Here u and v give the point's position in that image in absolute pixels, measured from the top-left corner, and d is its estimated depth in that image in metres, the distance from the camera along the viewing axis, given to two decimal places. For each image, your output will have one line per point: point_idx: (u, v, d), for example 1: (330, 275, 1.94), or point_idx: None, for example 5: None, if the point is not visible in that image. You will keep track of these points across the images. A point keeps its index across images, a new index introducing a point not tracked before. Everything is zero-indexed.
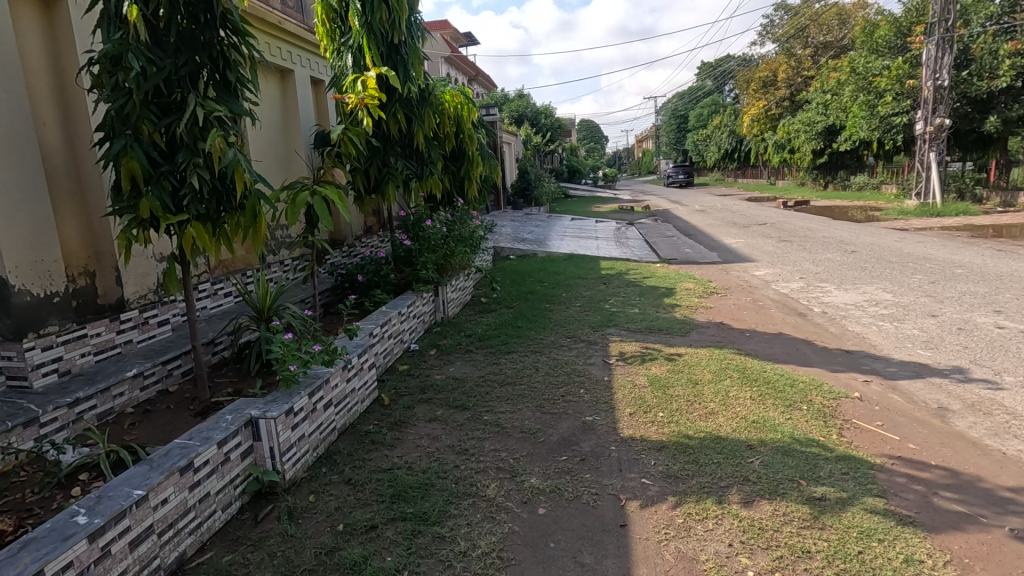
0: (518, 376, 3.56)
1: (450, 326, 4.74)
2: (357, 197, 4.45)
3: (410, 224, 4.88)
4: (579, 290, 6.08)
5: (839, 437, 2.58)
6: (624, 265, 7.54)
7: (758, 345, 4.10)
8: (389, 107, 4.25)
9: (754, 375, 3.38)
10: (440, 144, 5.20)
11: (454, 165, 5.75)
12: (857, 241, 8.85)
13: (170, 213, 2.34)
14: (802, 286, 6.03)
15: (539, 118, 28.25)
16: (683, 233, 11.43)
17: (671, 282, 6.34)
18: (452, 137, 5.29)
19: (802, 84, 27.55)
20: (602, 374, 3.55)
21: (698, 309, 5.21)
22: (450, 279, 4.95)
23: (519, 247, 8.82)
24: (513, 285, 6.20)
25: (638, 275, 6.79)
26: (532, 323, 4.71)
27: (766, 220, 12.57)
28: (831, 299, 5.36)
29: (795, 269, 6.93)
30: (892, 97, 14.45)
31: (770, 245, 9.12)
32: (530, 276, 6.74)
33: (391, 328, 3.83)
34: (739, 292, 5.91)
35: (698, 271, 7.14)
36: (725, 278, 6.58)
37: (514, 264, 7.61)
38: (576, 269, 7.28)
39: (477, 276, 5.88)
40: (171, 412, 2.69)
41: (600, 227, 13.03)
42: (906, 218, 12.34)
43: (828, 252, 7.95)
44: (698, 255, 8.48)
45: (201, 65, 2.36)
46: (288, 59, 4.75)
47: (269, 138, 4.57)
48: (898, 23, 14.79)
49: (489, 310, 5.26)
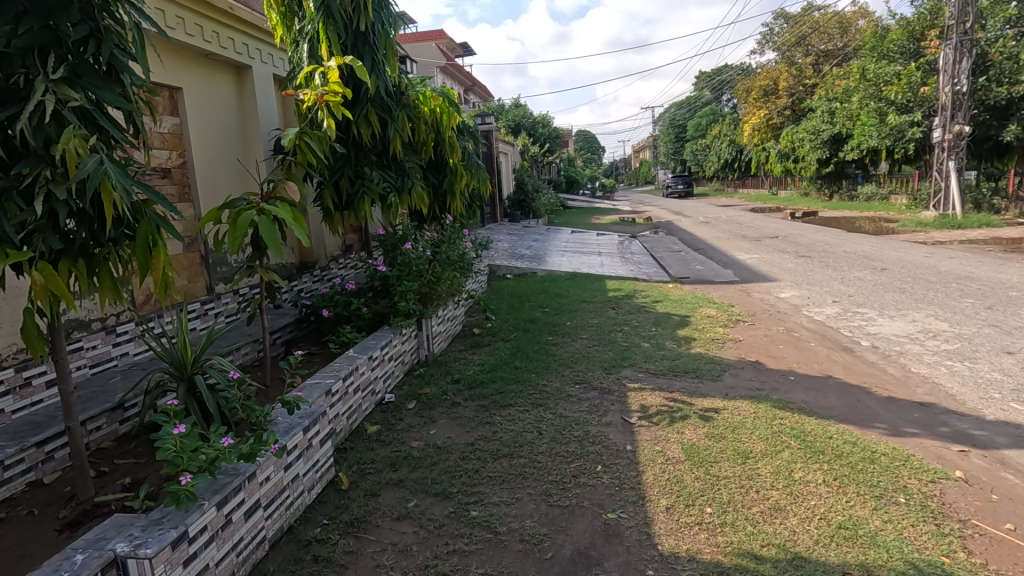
0: (517, 443, 2.80)
1: (435, 366, 4.01)
2: (326, 216, 3.76)
3: (389, 246, 4.13)
4: (586, 318, 5.32)
5: (967, 557, 1.84)
6: (633, 286, 6.80)
7: (809, 394, 3.35)
8: (359, 108, 3.58)
9: (819, 442, 2.63)
10: (420, 153, 4.56)
11: (436, 177, 5.12)
12: (883, 257, 8.15)
13: (8, 249, 1.61)
14: (839, 312, 5.30)
15: (536, 127, 27.70)
16: (691, 247, 10.74)
17: (689, 306, 5.59)
18: (434, 143, 4.66)
19: (804, 93, 27.11)
20: (622, 441, 2.79)
21: (726, 342, 4.46)
22: (436, 309, 4.25)
23: (516, 264, 8.08)
24: (510, 312, 5.46)
25: (650, 298, 6.05)
26: (534, 364, 3.96)
27: (778, 233, 11.90)
28: (878, 329, 4.63)
29: (825, 291, 6.21)
30: (905, 104, 13.85)
31: (789, 261, 8.40)
32: (529, 301, 5.99)
33: (357, 380, 3.08)
34: (768, 319, 5.17)
35: (716, 293, 6.41)
36: (748, 302, 5.85)
37: (512, 286, 6.86)
38: (581, 291, 6.53)
39: (468, 302, 5.16)
40: (34, 522, 1.93)
41: (602, 240, 12.32)
42: (925, 229, 11.67)
43: (856, 270, 7.24)
44: (712, 273, 7.78)
45: (58, 43, 1.74)
46: (245, 54, 4.01)
47: (220, 147, 3.84)
48: (909, 27, 14.23)
49: (482, 344, 4.52)
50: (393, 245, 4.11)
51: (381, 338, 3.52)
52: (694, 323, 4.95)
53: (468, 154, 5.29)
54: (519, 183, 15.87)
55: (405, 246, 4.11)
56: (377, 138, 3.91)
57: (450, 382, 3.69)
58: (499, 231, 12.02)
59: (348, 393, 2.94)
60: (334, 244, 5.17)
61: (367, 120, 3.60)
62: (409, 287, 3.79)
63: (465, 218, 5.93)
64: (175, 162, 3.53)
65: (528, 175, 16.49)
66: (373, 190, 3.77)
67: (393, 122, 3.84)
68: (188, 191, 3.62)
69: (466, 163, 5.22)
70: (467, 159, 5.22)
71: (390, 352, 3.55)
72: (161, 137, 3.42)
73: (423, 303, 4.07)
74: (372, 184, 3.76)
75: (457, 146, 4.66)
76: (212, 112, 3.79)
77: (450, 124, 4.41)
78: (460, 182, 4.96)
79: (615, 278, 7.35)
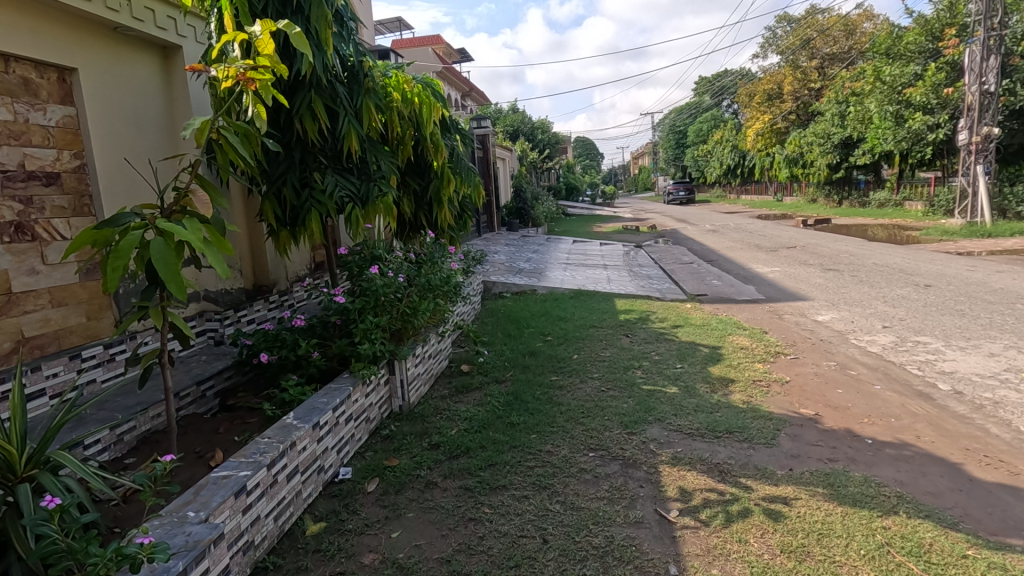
0: (511, 563, 1.96)
1: (410, 423, 3.17)
2: (271, 234, 3.50)
3: (354, 268, 3.33)
4: (596, 350, 4.49)
5: None
6: (647, 307, 5.99)
7: (902, 472, 2.52)
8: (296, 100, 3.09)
9: (953, 569, 1.82)
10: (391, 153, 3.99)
11: (420, 182, 4.49)
12: (921, 271, 7.32)
13: None
14: (895, 341, 4.48)
15: (535, 133, 27.01)
16: (703, 259, 9.94)
17: (716, 334, 4.78)
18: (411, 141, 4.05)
19: (810, 97, 26.42)
20: (664, 558, 1.96)
21: (770, 384, 3.65)
22: (414, 347, 3.45)
23: (514, 280, 7.26)
24: (507, 342, 4.65)
25: (668, 323, 5.24)
26: (536, 420, 3.13)
27: (795, 243, 11.10)
28: (953, 366, 3.81)
29: (870, 313, 5.39)
30: (927, 106, 13.07)
31: (816, 276, 7.57)
32: (529, 326, 5.17)
33: (293, 459, 2.25)
34: (813, 351, 4.35)
35: (742, 316, 5.59)
36: (784, 329, 5.02)
37: (508, 307, 6.04)
38: (586, 313, 5.72)
39: (456, 332, 4.34)
40: None
41: (606, 251, 11.52)
42: (953, 238, 10.87)
43: (897, 287, 6.42)
44: (732, 290, 6.97)
45: None
46: (171, 30, 3.21)
47: (135, 146, 3.05)
48: (927, 25, 13.51)
49: (471, 388, 3.70)
50: (360, 264, 3.35)
51: (336, 391, 2.70)
52: (727, 358, 4.14)
53: (460, 154, 4.56)
54: (516, 190, 15.08)
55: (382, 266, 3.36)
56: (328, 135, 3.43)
57: (426, 450, 2.86)
58: (495, 243, 11.21)
59: (277, 481, 2.12)
60: (297, 262, 4.40)
61: (309, 114, 3.12)
62: (378, 321, 3.01)
63: (461, 229, 5.23)
64: (68, 164, 2.72)
65: (527, 181, 15.73)
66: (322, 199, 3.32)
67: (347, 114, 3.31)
68: (87, 202, 2.81)
69: (461, 164, 4.51)
70: (463, 160, 4.52)
71: (348, 410, 2.73)
72: (43, 133, 2.61)
73: (396, 338, 3.30)
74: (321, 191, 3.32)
75: (441, 144, 4.02)
76: (123, 102, 3.00)
77: (429, 118, 3.78)
78: (448, 188, 4.28)
79: (624, 297, 6.54)
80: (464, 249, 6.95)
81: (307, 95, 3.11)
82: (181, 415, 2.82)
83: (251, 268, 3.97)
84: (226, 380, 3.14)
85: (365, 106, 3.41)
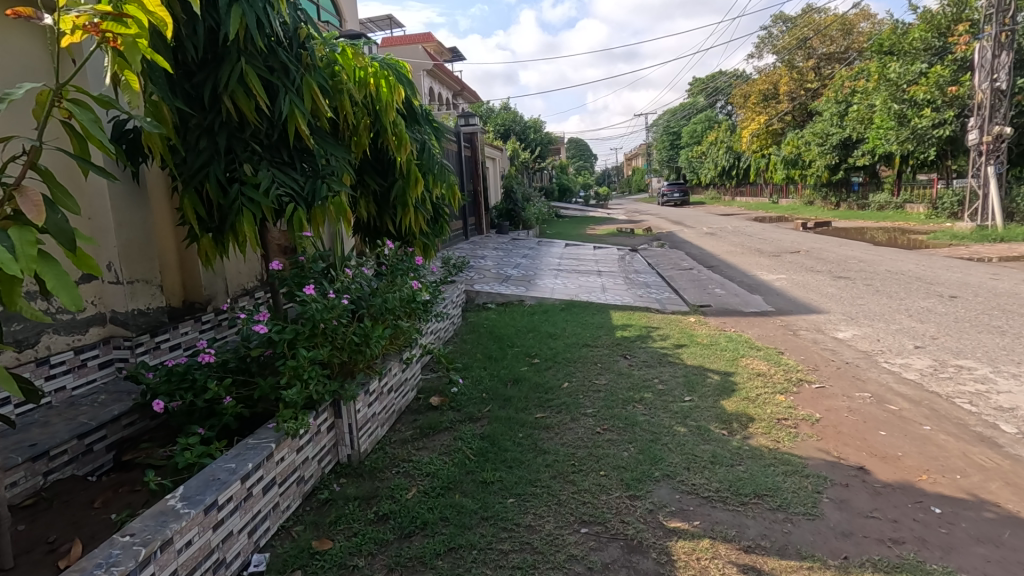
0: None
1: (356, 482, 2.55)
2: (194, 238, 2.95)
3: (290, 282, 2.69)
4: (590, 377, 3.87)
5: None
6: (647, 322, 5.38)
7: (993, 560, 1.92)
8: (221, 75, 2.57)
9: None
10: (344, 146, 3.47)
11: (383, 180, 3.98)
12: (941, 279, 6.76)
13: None
14: (933, 365, 3.89)
15: (527, 133, 26.39)
16: (702, 265, 9.36)
17: (727, 356, 4.17)
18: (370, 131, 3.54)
19: (807, 98, 26.02)
20: None
21: (798, 424, 3.04)
22: (367, 381, 2.82)
23: (499, 289, 6.63)
24: (485, 367, 4.03)
25: (672, 342, 4.63)
26: (516, 477, 2.52)
27: (798, 247, 10.56)
28: (1011, 400, 3.22)
29: (896, 329, 4.80)
30: (934, 105, 12.57)
31: (827, 285, 6.99)
32: (514, 347, 4.54)
33: (167, 565, 1.61)
34: (840, 378, 3.76)
35: (752, 333, 4.99)
36: (803, 350, 4.42)
37: (492, 322, 5.41)
38: (578, 329, 5.10)
39: (426, 358, 3.71)
40: None
41: (600, 255, 10.91)
42: (963, 242, 10.38)
43: (919, 297, 5.86)
44: (738, 301, 6.39)
45: None
46: None
47: None
48: (932, 21, 13.02)
49: (439, 429, 3.08)
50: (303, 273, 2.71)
51: (250, 452, 2.07)
52: (742, 388, 3.52)
53: (431, 150, 4.03)
54: (506, 191, 14.44)
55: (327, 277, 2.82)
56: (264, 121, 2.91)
57: (371, 524, 2.23)
58: (483, 247, 10.56)
59: None
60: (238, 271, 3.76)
61: (239, 93, 2.59)
62: (315, 353, 2.38)
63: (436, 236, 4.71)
64: None
65: (518, 182, 15.10)
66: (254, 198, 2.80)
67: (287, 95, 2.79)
68: None
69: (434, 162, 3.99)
70: (436, 158, 4.01)
71: (268, 475, 2.11)
72: None
73: (340, 370, 2.68)
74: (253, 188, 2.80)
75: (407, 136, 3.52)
76: None
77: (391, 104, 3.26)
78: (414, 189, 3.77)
79: (622, 310, 5.92)
80: (444, 256, 6.32)
81: (235, 69, 2.57)
82: (53, 478, 2.18)
83: (179, 282, 3.33)
84: (126, 428, 2.50)
85: (310, 84, 2.84)
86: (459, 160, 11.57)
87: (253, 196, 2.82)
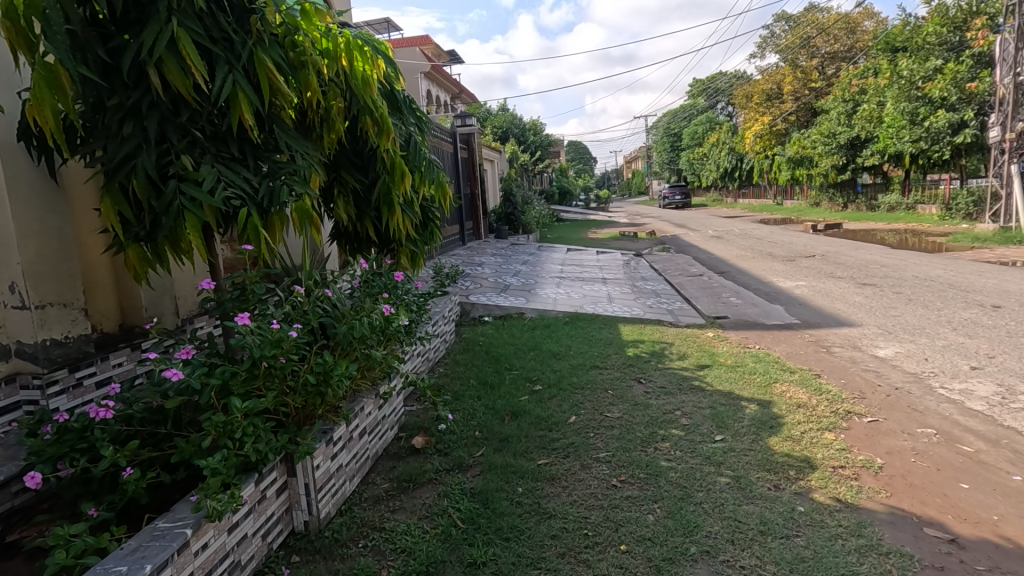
0: None
1: (312, 562, 2.01)
2: (119, 247, 2.40)
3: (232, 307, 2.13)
4: (601, 408, 3.33)
5: None
6: (660, 338, 4.84)
7: None
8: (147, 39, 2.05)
9: None
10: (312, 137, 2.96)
11: (363, 179, 3.47)
12: (978, 286, 6.21)
13: None
14: (1000, 393, 3.35)
15: (525, 134, 25.91)
16: (714, 271, 8.83)
17: (758, 381, 3.63)
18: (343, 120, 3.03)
19: (811, 97, 25.55)
20: None
21: (858, 473, 2.50)
22: (330, 429, 2.28)
23: (497, 301, 6.10)
24: (479, 398, 3.49)
25: (692, 363, 4.09)
26: (514, 557, 1.98)
27: (813, 251, 10.02)
28: None
29: (944, 346, 4.26)
30: (950, 102, 12.05)
31: (852, 294, 6.45)
32: (512, 371, 4.00)
33: None
34: (894, 409, 3.22)
35: (780, 351, 4.45)
36: (842, 373, 3.87)
37: (488, 340, 4.86)
38: (584, 348, 4.55)
39: (409, 390, 3.18)
40: None
41: (603, 260, 10.38)
42: (987, 245, 9.84)
43: (959, 307, 5.31)
44: (757, 312, 5.86)
45: None
46: None
47: None
48: (947, 15, 12.51)
49: (422, 481, 2.54)
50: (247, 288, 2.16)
51: (151, 547, 1.53)
52: (782, 424, 2.98)
53: (418, 143, 3.54)
54: (505, 194, 13.93)
55: (283, 295, 2.30)
56: (206, 103, 2.38)
57: None
58: (481, 253, 10.03)
59: None
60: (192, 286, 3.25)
61: (170, 65, 2.07)
62: (252, 402, 1.85)
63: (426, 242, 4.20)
64: None
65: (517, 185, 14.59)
66: (193, 198, 2.28)
67: (235, 71, 2.28)
68: None
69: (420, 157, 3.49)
70: (422, 153, 3.51)
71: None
72: None
73: (290, 416, 2.13)
74: (192, 186, 2.28)
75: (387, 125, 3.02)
76: None
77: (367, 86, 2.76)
78: (398, 187, 3.27)
79: (632, 323, 5.38)
80: (436, 265, 5.80)
81: (163, 34, 2.06)
82: None
83: (114, 302, 2.82)
84: (16, 496, 1.97)
85: (265, 56, 2.35)
86: (454, 163, 11.05)
87: (193, 196, 2.29)
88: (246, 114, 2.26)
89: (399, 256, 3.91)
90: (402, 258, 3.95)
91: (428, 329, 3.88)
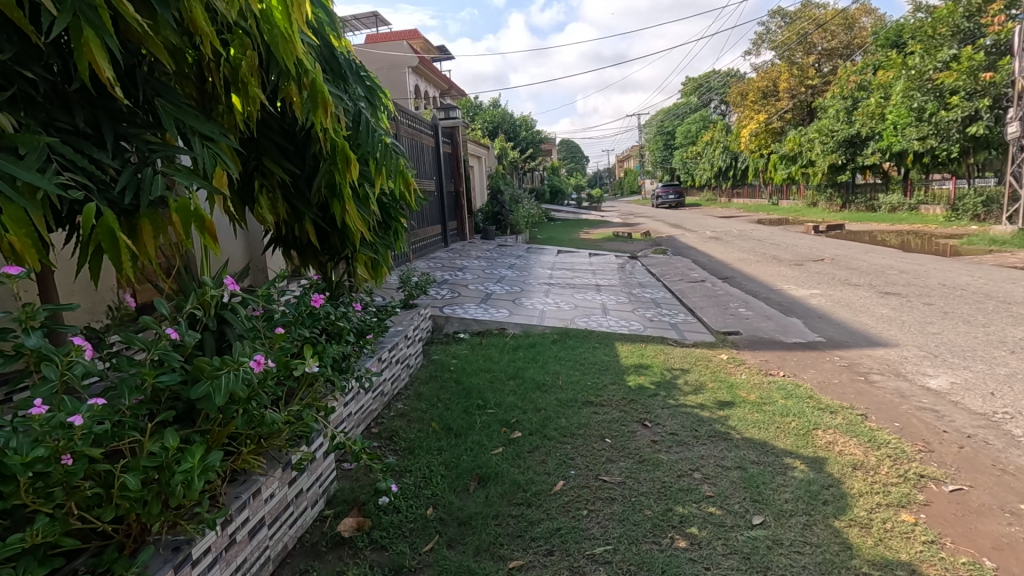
0: None
1: None
2: None
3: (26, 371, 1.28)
4: (597, 468, 2.56)
5: None
6: (667, 363, 4.07)
7: None
8: None
9: None
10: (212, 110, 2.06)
11: (297, 169, 2.63)
12: (1018, 297, 5.54)
13: None
14: None
15: (515, 130, 25.14)
16: (717, 277, 8.11)
17: (794, 427, 2.87)
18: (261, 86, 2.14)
19: (808, 95, 25.06)
20: None
21: None
22: (185, 543, 1.48)
23: (475, 313, 5.33)
24: (441, 453, 2.71)
25: (709, 400, 3.32)
26: None
27: (821, 255, 9.36)
28: None
29: (1008, 375, 3.54)
30: (963, 96, 11.42)
31: (877, 304, 5.73)
32: (486, 410, 3.21)
33: None
34: (977, 468, 2.48)
35: (811, 380, 3.69)
36: (893, 412, 3.14)
37: (461, 365, 4.07)
38: (575, 376, 3.76)
39: (338, 454, 2.39)
40: None
41: (596, 264, 9.64)
42: (1006, 249, 9.23)
43: (1007, 324, 4.62)
44: (773, 327, 5.15)
45: None
46: None
47: None
48: (960, 4, 11.90)
49: None
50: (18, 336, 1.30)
51: None
52: (838, 497, 2.22)
53: (369, 122, 2.68)
54: (492, 191, 13.13)
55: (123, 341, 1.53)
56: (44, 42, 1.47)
57: None
58: (464, 256, 9.27)
59: None
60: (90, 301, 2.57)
61: None
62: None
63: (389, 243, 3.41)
64: None
65: (506, 182, 13.79)
66: (11, 182, 1.27)
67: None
68: None
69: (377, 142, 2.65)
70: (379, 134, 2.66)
71: None
72: None
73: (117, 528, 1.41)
74: (8, 158, 1.25)
75: (324, 96, 2.15)
76: None
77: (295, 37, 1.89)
78: (342, 182, 2.43)
79: (632, 342, 4.61)
80: (404, 274, 5.03)
81: None
82: None
83: None
84: None
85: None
86: (437, 157, 10.24)
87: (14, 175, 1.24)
88: (96, 57, 1.35)
89: (354, 265, 3.12)
90: (357, 267, 3.16)
91: (375, 358, 3.12)
